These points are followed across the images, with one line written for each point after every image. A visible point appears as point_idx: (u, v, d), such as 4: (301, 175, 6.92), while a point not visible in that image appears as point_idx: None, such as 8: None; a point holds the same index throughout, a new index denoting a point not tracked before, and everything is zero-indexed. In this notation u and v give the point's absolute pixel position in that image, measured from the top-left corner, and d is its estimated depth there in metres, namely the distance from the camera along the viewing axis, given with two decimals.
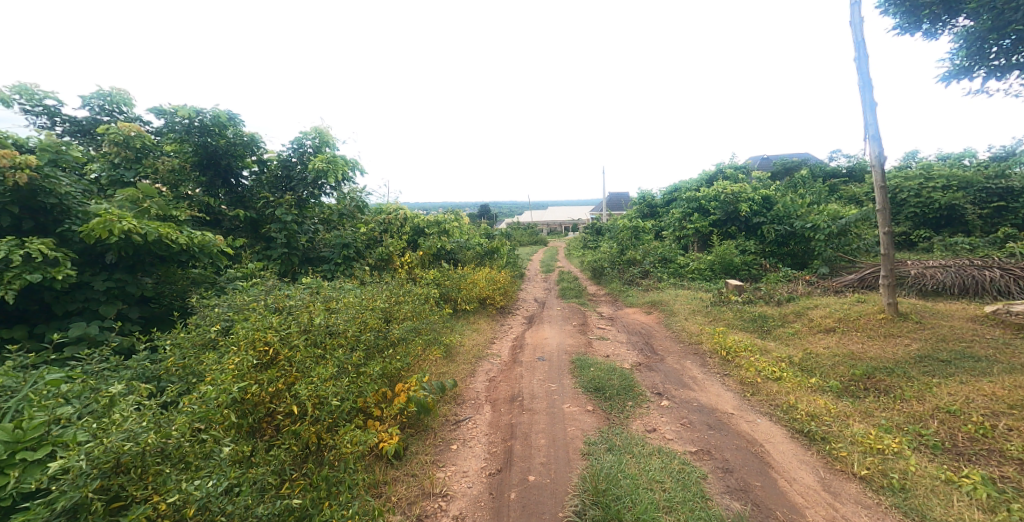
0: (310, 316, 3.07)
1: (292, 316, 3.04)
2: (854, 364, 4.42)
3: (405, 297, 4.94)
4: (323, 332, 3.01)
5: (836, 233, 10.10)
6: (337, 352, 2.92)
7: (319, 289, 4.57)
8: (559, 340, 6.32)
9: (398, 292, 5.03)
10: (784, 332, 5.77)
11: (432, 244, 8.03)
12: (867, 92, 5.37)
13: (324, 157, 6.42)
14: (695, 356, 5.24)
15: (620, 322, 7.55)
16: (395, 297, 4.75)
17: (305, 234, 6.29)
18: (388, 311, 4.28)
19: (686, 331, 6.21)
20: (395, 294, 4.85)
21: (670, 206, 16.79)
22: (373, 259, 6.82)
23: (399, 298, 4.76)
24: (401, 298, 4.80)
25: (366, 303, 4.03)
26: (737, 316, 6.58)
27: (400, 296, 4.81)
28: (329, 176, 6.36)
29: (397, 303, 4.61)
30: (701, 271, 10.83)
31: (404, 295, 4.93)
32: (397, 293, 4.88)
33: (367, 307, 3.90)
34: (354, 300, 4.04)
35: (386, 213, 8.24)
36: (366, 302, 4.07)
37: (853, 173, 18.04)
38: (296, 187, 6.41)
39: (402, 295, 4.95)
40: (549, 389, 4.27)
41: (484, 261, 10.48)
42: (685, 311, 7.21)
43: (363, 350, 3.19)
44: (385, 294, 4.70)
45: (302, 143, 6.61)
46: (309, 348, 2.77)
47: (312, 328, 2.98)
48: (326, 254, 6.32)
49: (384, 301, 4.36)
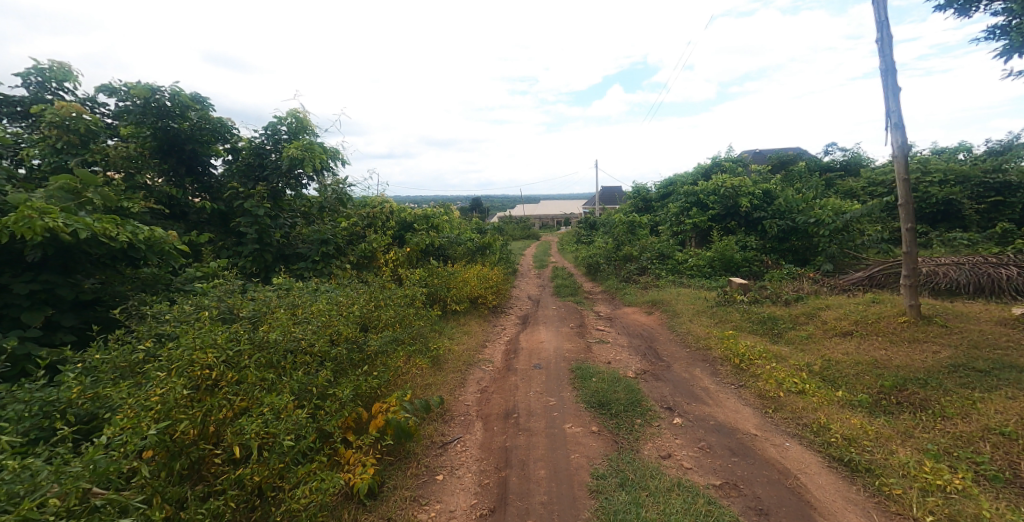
0: (267, 330, 2.58)
1: (245, 328, 2.56)
2: (881, 374, 4.03)
3: (387, 300, 4.47)
4: (281, 350, 2.53)
5: (839, 228, 9.74)
6: (297, 374, 2.44)
7: (290, 292, 4.10)
8: (556, 344, 5.89)
9: (380, 294, 4.55)
10: (797, 335, 5.39)
11: (419, 241, 7.55)
12: (890, 76, 4.96)
13: (300, 144, 5.89)
14: (704, 363, 4.83)
15: (619, 322, 7.16)
16: (376, 301, 4.27)
17: (281, 229, 5.78)
18: (366, 318, 3.82)
19: (692, 334, 5.80)
20: (376, 296, 4.37)
21: (666, 201, 16.41)
22: (356, 257, 6.32)
23: (381, 302, 4.28)
24: (382, 302, 4.32)
25: (340, 309, 3.56)
26: (744, 318, 6.20)
27: (382, 299, 4.33)
28: (305, 164, 5.83)
29: (378, 308, 4.14)
30: (700, 268, 10.63)
31: (385, 298, 4.45)
32: (378, 296, 4.40)
33: (341, 315, 3.43)
34: (327, 305, 3.56)
35: (371, 206, 7.72)
36: (340, 307, 3.60)
37: (849, 166, 17.77)
38: (269, 177, 5.87)
39: (384, 297, 4.47)
40: (547, 405, 3.83)
41: (475, 257, 10.02)
42: (688, 311, 6.82)
43: (331, 369, 2.71)
44: (365, 297, 4.22)
45: (276, 128, 6.07)
46: (261, 371, 2.28)
47: (268, 344, 2.50)
48: (303, 251, 5.80)
49: (362, 306, 3.88)
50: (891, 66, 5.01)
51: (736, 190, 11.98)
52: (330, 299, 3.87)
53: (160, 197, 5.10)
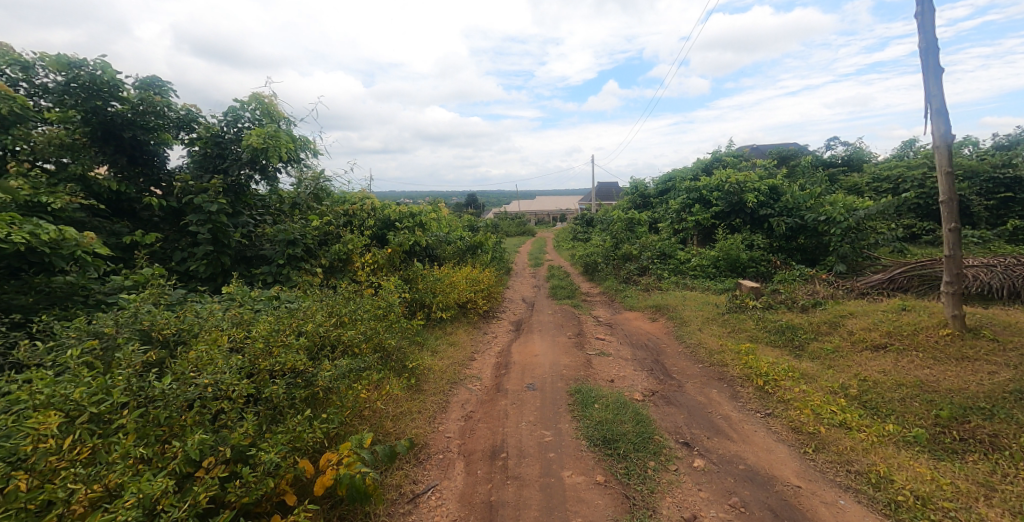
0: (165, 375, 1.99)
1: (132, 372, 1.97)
2: (930, 398, 3.44)
3: (354, 310, 3.83)
4: (182, 401, 1.91)
5: (852, 226, 9.16)
6: (195, 436, 1.85)
7: (239, 305, 3.46)
8: (552, 358, 5.29)
9: (346, 304, 3.91)
10: (821, 348, 4.82)
11: (402, 241, 6.90)
12: (933, 54, 4.36)
13: (263, 132, 5.17)
14: (721, 384, 4.23)
15: (620, 331, 6.56)
16: (340, 314, 3.63)
17: (240, 228, 5.12)
18: (321, 338, 3.18)
19: (703, 347, 5.20)
20: (339, 306, 3.74)
21: (666, 197, 15.78)
22: (328, 259, 5.64)
23: (346, 316, 3.64)
24: (348, 315, 3.69)
25: (288, 330, 2.93)
26: (761, 328, 5.60)
27: (347, 310, 3.69)
28: (269, 154, 5.13)
29: (342, 325, 3.50)
30: (704, 268, 10.06)
31: (351, 308, 3.81)
32: (342, 307, 3.76)
33: (289, 339, 2.79)
34: (272, 323, 2.94)
35: (349, 203, 7.05)
36: (287, 327, 2.97)
37: (851, 162, 17.23)
38: (228, 169, 5.19)
39: (350, 307, 3.83)
40: (541, 442, 3.24)
41: (465, 257, 9.40)
42: (696, 318, 6.23)
43: (255, 421, 2.10)
44: (325, 310, 3.58)
45: (238, 114, 5.38)
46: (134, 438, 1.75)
47: (156, 395, 1.90)
48: (267, 253, 5.16)
49: (318, 323, 3.25)
50: (934, 43, 4.40)
51: (742, 185, 11.38)
52: (280, 314, 3.22)
53: (99, 192, 4.42)
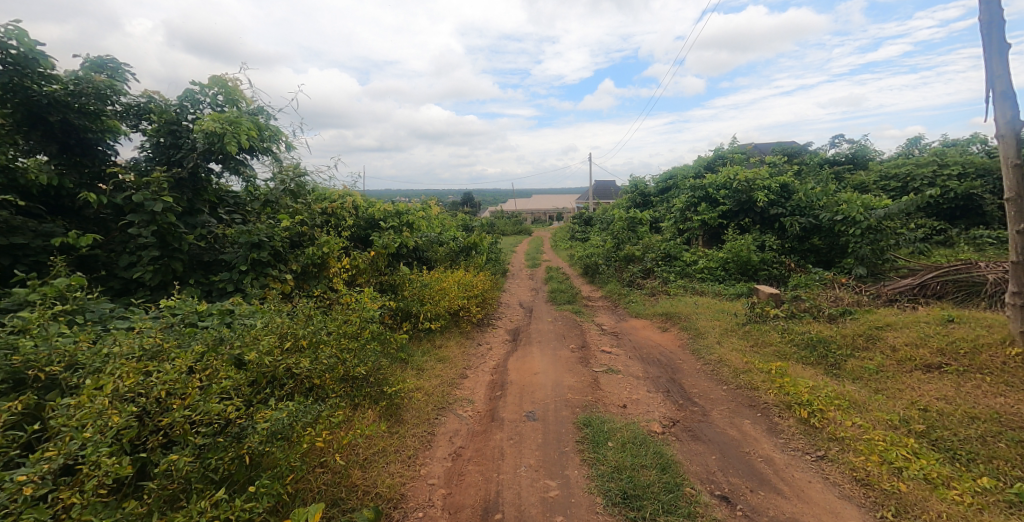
0: None
1: None
2: (1018, 437, 2.83)
3: (315, 330, 3.20)
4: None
5: (871, 227, 8.57)
6: None
7: (175, 329, 2.83)
8: (554, 377, 4.68)
9: (305, 322, 3.28)
10: (861, 366, 4.22)
11: (387, 242, 6.27)
12: (998, 27, 3.75)
13: (219, 116, 4.43)
14: (753, 413, 3.60)
15: (628, 344, 5.97)
16: (295, 336, 3.01)
17: (195, 229, 4.49)
18: (261, 370, 2.57)
19: (725, 365, 4.58)
20: (296, 325, 3.11)
21: (667, 195, 15.18)
22: (300, 265, 4.96)
23: (304, 339, 3.02)
24: (306, 337, 3.06)
25: (218, 363, 2.31)
26: (786, 342, 5.00)
27: (305, 330, 3.06)
28: (226, 141, 4.35)
29: (294, 354, 2.87)
30: (712, 271, 9.49)
31: (311, 328, 3.18)
32: (299, 326, 3.13)
33: (216, 380, 2.19)
34: (198, 354, 2.33)
35: (329, 201, 6.39)
36: (217, 359, 2.35)
37: (857, 159, 16.71)
38: (182, 160, 4.49)
39: (311, 327, 3.20)
40: (545, 500, 2.64)
41: (459, 259, 8.78)
42: (712, 329, 5.65)
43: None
44: (278, 332, 2.93)
45: (196, 98, 4.69)
46: None
47: None
48: (228, 258, 4.53)
49: (261, 352, 2.62)
50: (998, 14, 3.79)
51: (751, 183, 10.77)
52: (214, 341, 2.57)
53: (26, 186, 3.73)
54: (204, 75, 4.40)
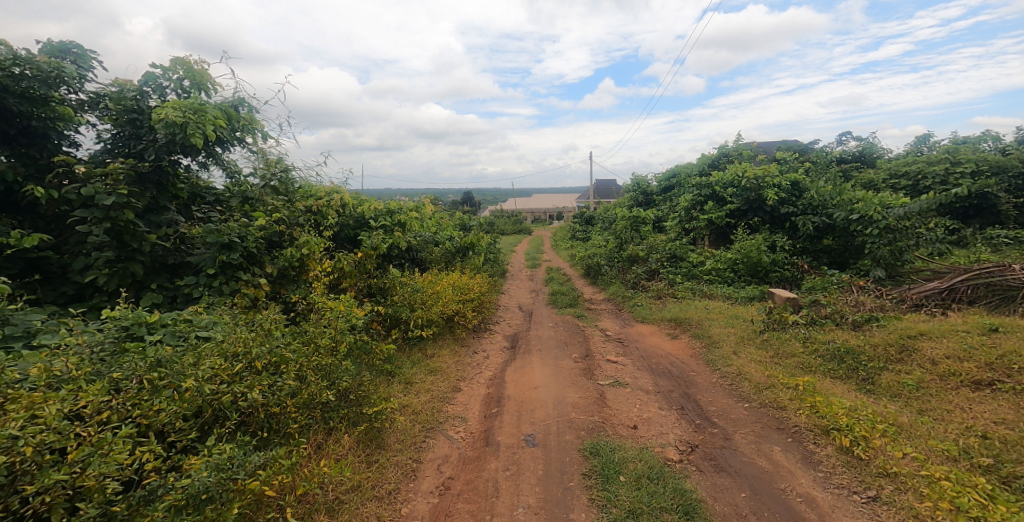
0: None
1: None
2: None
3: (275, 349, 2.82)
4: None
5: (890, 227, 8.13)
6: None
7: (112, 346, 2.39)
8: (556, 392, 4.24)
9: (266, 338, 2.88)
10: (901, 381, 3.78)
11: (377, 242, 5.84)
12: None
13: (181, 103, 3.98)
14: (782, 437, 3.15)
15: (635, 353, 5.54)
16: (247, 357, 2.65)
17: (160, 228, 4.03)
18: (195, 401, 2.28)
19: (745, 379, 4.14)
20: (250, 341, 2.73)
21: (671, 194, 14.73)
22: (277, 267, 4.52)
23: (257, 360, 2.66)
24: (260, 359, 2.71)
25: (131, 401, 2.11)
26: (809, 354, 4.55)
27: (259, 351, 2.70)
28: (188, 131, 3.91)
29: (242, 380, 2.56)
30: (720, 273, 9.05)
31: (268, 346, 2.81)
32: (255, 342, 2.76)
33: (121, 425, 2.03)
34: (109, 388, 2.11)
35: (313, 198, 5.95)
36: (131, 395, 2.13)
37: (864, 157, 16.28)
38: (144, 152, 4.05)
39: (269, 344, 2.83)
40: None
41: (455, 260, 8.35)
42: (727, 337, 5.21)
43: None
44: (220, 353, 2.56)
45: (158, 83, 4.26)
46: None
47: None
48: (194, 261, 4.08)
49: (197, 380, 2.31)
50: None
51: (760, 180, 10.32)
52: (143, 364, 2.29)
53: None
54: (161, 59, 3.94)
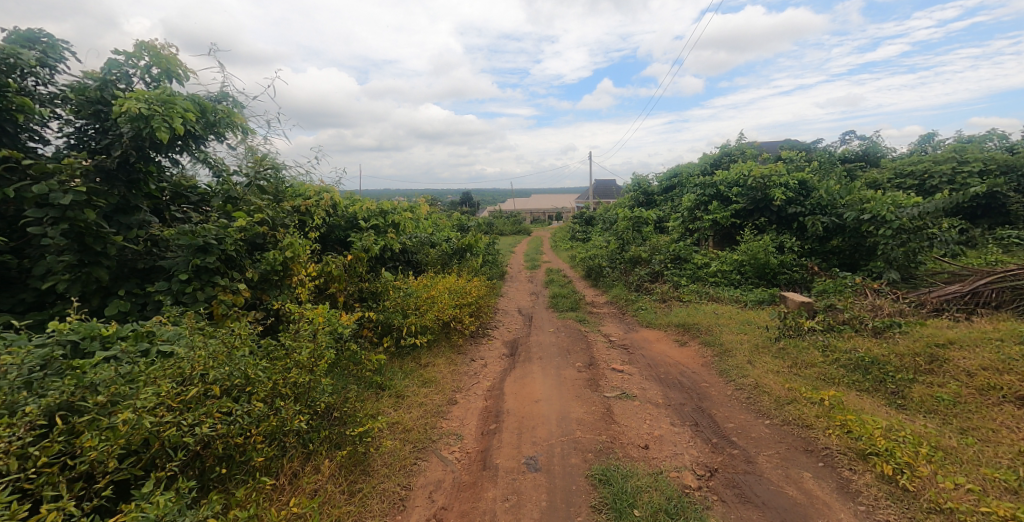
0: None
1: None
2: None
3: (238, 370, 2.51)
4: None
5: (903, 227, 7.83)
6: None
7: (67, 367, 2.12)
8: (558, 407, 3.92)
9: (229, 357, 2.56)
10: (937, 395, 3.46)
11: (369, 244, 5.52)
12: None
13: (147, 94, 3.65)
14: (812, 461, 2.84)
15: (642, 361, 5.23)
16: (205, 381, 2.35)
17: (129, 230, 3.71)
18: (137, 433, 1.97)
19: (765, 393, 3.81)
20: (209, 362, 2.42)
21: (673, 194, 14.42)
22: (259, 272, 4.19)
23: (216, 385, 2.35)
24: (219, 384, 2.40)
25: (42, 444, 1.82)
26: (831, 364, 4.23)
27: (218, 374, 2.39)
28: (154, 124, 3.57)
29: (196, 408, 2.24)
30: (726, 275, 8.75)
31: (229, 367, 2.50)
32: (215, 363, 2.45)
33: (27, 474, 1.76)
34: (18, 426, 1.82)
35: (301, 198, 5.62)
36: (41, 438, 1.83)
37: (869, 156, 15.99)
38: (110, 147, 3.73)
39: (231, 364, 2.52)
40: None
41: (452, 262, 8.04)
42: (741, 344, 4.91)
43: None
44: (173, 375, 2.26)
45: (124, 71, 3.98)
46: None
47: None
48: (166, 265, 3.75)
49: (139, 410, 2.00)
50: None
51: (767, 180, 10.02)
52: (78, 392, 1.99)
53: None
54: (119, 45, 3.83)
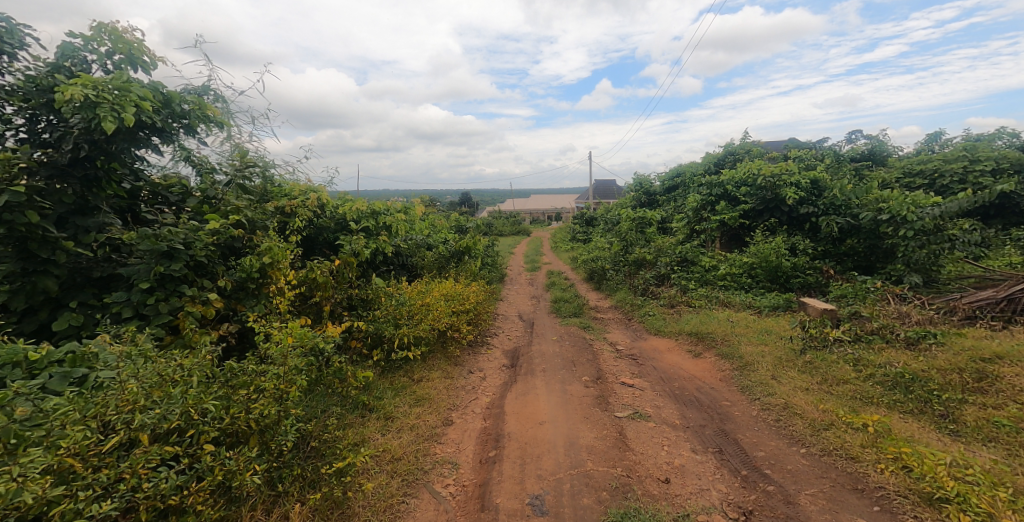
0: None
1: None
2: None
3: (175, 410, 2.09)
4: None
5: (925, 228, 7.44)
6: None
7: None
8: (565, 430, 3.53)
9: (169, 392, 2.15)
10: (996, 421, 3.07)
11: (358, 247, 5.11)
12: None
13: (95, 80, 3.23)
14: (865, 505, 2.48)
15: (654, 373, 4.82)
16: (130, 427, 1.95)
17: (86, 234, 3.33)
18: (22, 508, 1.63)
19: (798, 415, 3.40)
20: (140, 400, 2.02)
21: (676, 194, 14.02)
22: (233, 279, 3.78)
23: (143, 434, 1.95)
24: (149, 430, 2.00)
25: None
26: (865, 381, 3.83)
27: (146, 419, 1.98)
28: (101, 113, 3.14)
29: (112, 465, 1.87)
30: (736, 278, 8.35)
31: (165, 406, 2.09)
32: (148, 402, 2.05)
33: None
34: None
35: (286, 198, 5.22)
36: None
37: (876, 155, 15.58)
38: (61, 141, 3.33)
39: (168, 402, 2.11)
40: None
41: (449, 265, 7.62)
42: (762, 357, 4.51)
43: None
44: (82, 423, 1.86)
45: (80, 57, 3.57)
46: None
47: None
48: (125, 272, 3.34)
49: (22, 480, 1.63)
50: None
51: (776, 179, 9.62)
52: None
53: None
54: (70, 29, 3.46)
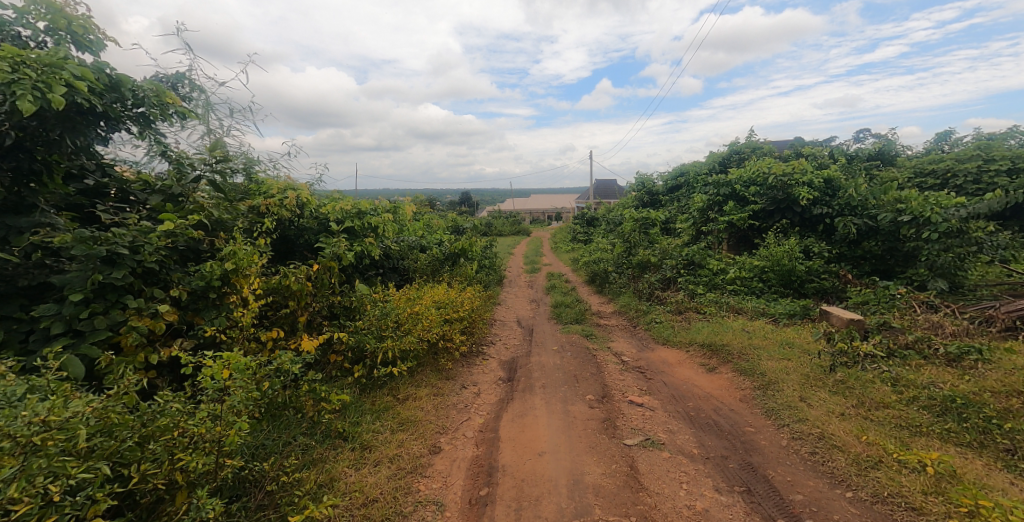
0: None
1: None
2: None
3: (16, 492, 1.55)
4: None
5: (951, 230, 6.85)
6: None
7: None
8: (568, 465, 3.07)
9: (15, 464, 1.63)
10: None
11: (340, 250, 4.64)
12: None
13: (17, 53, 2.75)
14: None
15: (666, 390, 4.35)
16: None
17: (16, 236, 2.86)
18: None
19: (838, 449, 2.96)
20: None
21: (679, 194, 13.57)
22: (191, 287, 3.32)
23: None
24: None
25: None
26: (908, 405, 3.36)
27: None
28: (20, 91, 2.64)
29: None
30: (746, 283, 7.91)
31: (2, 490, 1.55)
32: None
33: None
34: None
35: (262, 196, 4.75)
36: None
37: (884, 154, 15.11)
38: None
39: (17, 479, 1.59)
40: None
41: (443, 268, 7.16)
42: (787, 374, 4.05)
43: None
44: None
45: (12, 32, 3.06)
46: None
47: None
48: (57, 281, 2.87)
49: None
50: None
51: (787, 178, 9.16)
52: None
53: None
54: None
